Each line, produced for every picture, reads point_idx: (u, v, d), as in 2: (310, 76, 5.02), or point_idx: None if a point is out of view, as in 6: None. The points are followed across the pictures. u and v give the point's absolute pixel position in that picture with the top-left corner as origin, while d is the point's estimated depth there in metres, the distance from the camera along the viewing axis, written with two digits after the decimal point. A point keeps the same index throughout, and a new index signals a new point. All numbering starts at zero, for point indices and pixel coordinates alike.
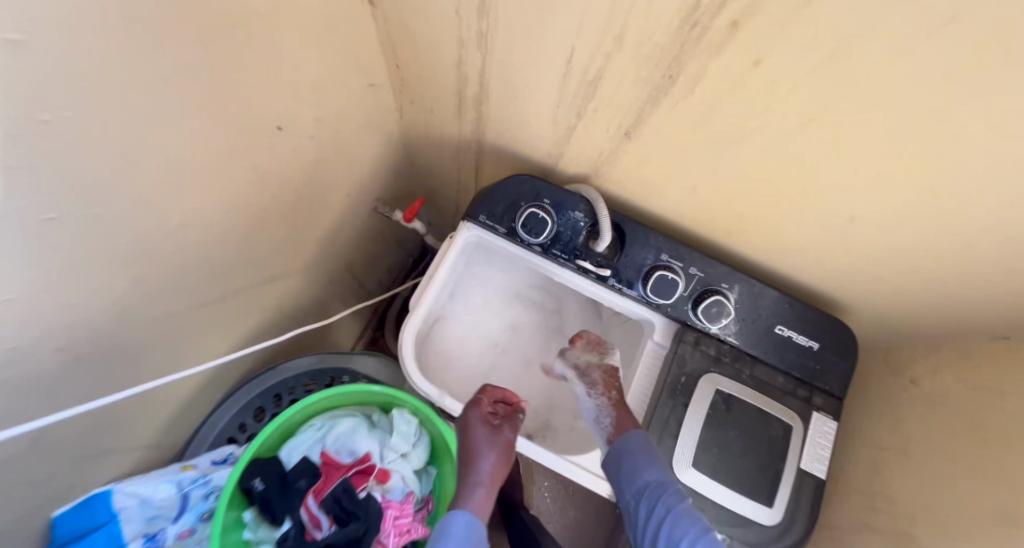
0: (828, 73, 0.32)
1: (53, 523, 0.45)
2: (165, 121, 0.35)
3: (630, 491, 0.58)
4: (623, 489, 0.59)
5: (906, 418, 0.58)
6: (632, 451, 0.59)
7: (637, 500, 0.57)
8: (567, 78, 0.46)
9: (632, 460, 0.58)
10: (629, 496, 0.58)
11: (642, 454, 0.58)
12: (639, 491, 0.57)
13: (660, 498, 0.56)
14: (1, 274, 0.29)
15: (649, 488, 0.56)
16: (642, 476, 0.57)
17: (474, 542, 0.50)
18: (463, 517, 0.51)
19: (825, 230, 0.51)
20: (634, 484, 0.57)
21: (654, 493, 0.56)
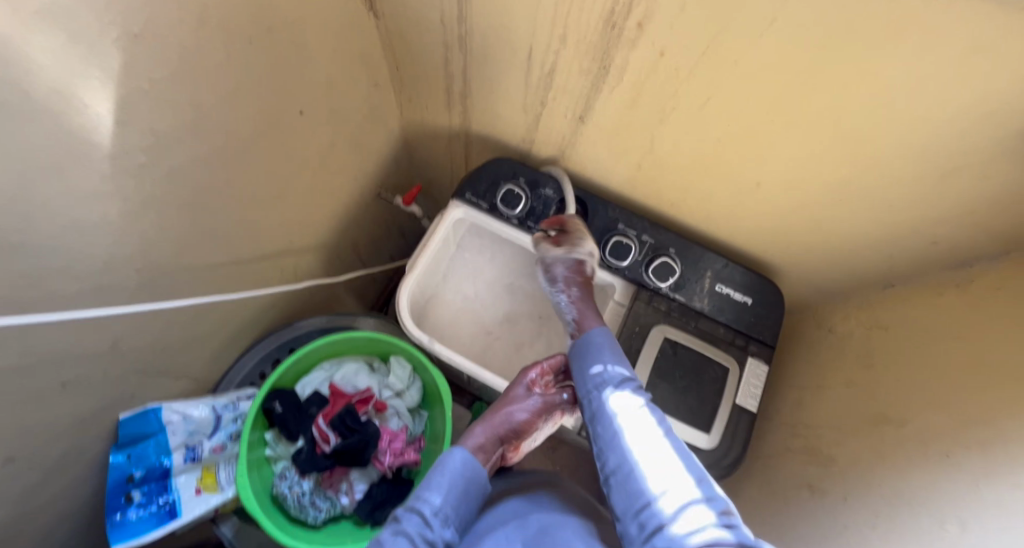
0: (711, 61, 0.44)
1: (121, 424, 0.55)
2: (223, 97, 0.46)
3: (596, 380, 0.57)
4: (588, 379, 0.58)
5: (822, 359, 0.69)
6: (605, 346, 0.60)
7: (600, 388, 0.56)
8: (530, 72, 0.58)
9: (604, 354, 0.59)
10: (592, 386, 0.57)
11: (613, 352, 0.60)
12: (605, 381, 0.56)
13: (626, 388, 0.55)
14: (111, 198, 0.40)
15: (617, 378, 0.56)
16: (610, 368, 0.58)
17: (468, 477, 0.54)
18: (461, 453, 0.55)
19: (745, 196, 0.62)
20: (602, 374, 0.57)
21: (623, 384, 0.55)
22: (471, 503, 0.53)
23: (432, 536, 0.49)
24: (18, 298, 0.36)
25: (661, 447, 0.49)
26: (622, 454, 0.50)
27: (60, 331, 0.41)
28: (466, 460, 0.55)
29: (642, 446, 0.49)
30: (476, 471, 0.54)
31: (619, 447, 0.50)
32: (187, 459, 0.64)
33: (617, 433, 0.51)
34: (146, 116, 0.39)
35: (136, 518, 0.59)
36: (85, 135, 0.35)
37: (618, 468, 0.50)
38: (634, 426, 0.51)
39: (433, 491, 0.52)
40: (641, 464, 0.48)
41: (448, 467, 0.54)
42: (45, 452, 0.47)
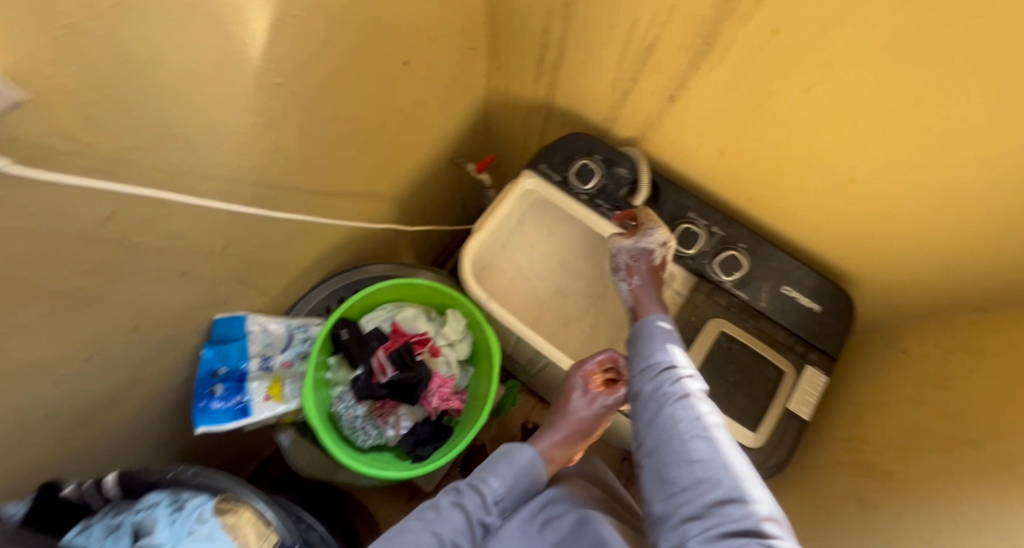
0: (825, 41, 0.43)
1: (214, 323, 0.62)
2: (349, 35, 0.50)
3: (641, 366, 0.55)
4: (635, 365, 0.56)
5: (889, 377, 0.65)
6: (657, 335, 0.58)
7: (643, 375, 0.54)
8: (629, 45, 0.59)
9: (657, 343, 0.57)
10: (637, 370, 0.55)
11: (666, 342, 0.57)
12: (652, 368, 0.54)
13: (670, 376, 0.51)
14: (247, 111, 0.45)
15: (663, 367, 0.53)
16: (658, 355, 0.55)
17: (532, 475, 0.56)
18: (530, 451, 0.57)
19: (835, 195, 0.60)
20: (649, 361, 0.55)
21: (665, 373, 0.52)
22: (523, 496, 0.56)
23: (482, 517, 0.51)
24: (168, 182, 0.42)
25: (693, 440, 0.44)
26: (656, 440, 0.47)
27: (190, 222, 0.48)
28: (532, 459, 0.56)
29: (673, 436, 0.45)
30: (538, 470, 0.56)
31: (654, 432, 0.48)
32: (262, 368, 0.69)
33: (653, 420, 0.49)
34: (288, 39, 0.44)
35: (218, 408, 0.65)
36: (243, 48, 0.40)
37: (648, 455, 0.47)
38: (670, 413, 0.47)
39: (493, 475, 0.54)
40: (670, 454, 0.45)
41: (515, 458, 0.55)
42: (157, 328, 0.54)
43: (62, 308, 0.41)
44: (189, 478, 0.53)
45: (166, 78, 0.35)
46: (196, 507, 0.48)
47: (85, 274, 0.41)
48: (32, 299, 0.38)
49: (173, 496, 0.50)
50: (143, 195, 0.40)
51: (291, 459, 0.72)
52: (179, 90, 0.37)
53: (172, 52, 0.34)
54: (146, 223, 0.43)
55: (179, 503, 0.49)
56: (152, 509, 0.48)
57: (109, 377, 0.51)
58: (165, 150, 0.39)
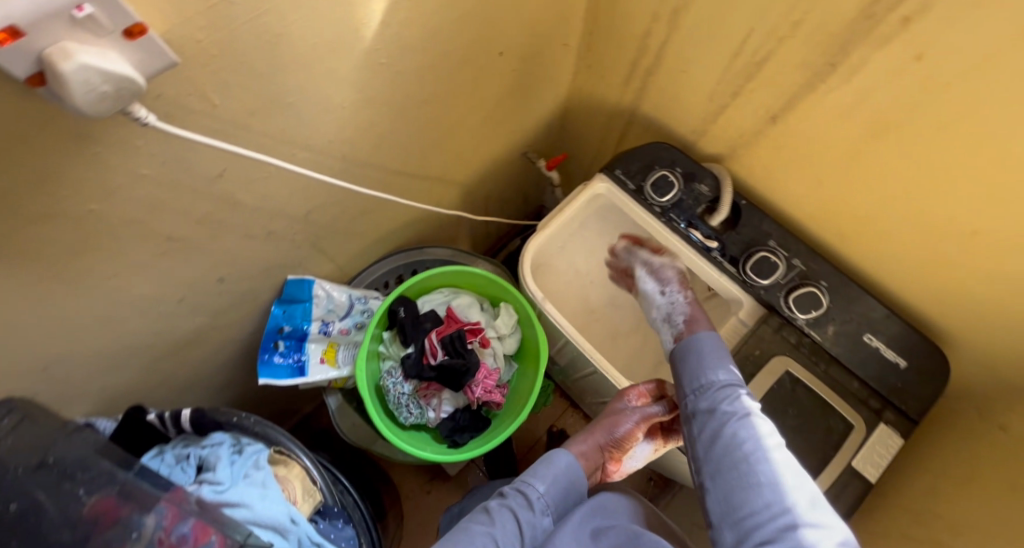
0: (977, 75, 0.39)
1: (287, 283, 0.65)
2: (455, 22, 0.51)
3: (691, 382, 0.53)
4: (685, 383, 0.54)
5: (976, 453, 0.59)
6: (708, 351, 0.54)
7: (696, 392, 0.52)
8: (738, 57, 0.56)
9: (706, 360, 0.54)
10: (688, 389, 0.53)
11: (717, 358, 0.54)
12: (703, 386, 0.52)
13: (723, 394, 0.50)
14: (351, 86, 0.46)
15: (715, 384, 0.51)
16: (708, 371, 0.53)
17: (573, 481, 0.52)
18: (569, 456, 0.53)
19: (947, 246, 0.54)
20: (701, 378, 0.52)
21: (720, 391, 0.50)
22: (568, 503, 0.52)
23: (533, 521, 0.49)
24: (274, 148, 0.45)
25: (757, 463, 0.43)
26: (717, 462, 0.45)
27: (284, 187, 0.50)
28: (573, 464, 0.53)
29: (733, 459, 0.44)
30: (579, 474, 0.53)
31: (713, 454, 0.46)
32: (321, 332, 0.72)
33: (709, 441, 0.47)
34: (401, 22, 0.44)
35: (278, 362, 0.68)
36: (359, 27, 0.41)
37: (707, 478, 0.46)
38: (731, 435, 0.46)
39: (539, 481, 0.51)
40: (733, 476, 0.43)
41: (557, 464, 0.52)
42: (240, 280, 0.58)
43: (168, 251, 0.45)
44: (251, 425, 0.53)
45: (289, 51, 0.37)
46: (254, 453, 0.52)
47: (192, 224, 0.44)
48: (145, 240, 0.42)
49: (234, 439, 0.54)
50: (251, 157, 0.43)
51: (336, 423, 0.75)
52: (298, 63, 0.38)
53: (298, 26, 0.35)
54: (249, 183, 0.46)
55: (239, 446, 0.53)
56: (216, 448, 0.52)
57: (194, 319, 0.56)
58: (276, 116, 0.41)
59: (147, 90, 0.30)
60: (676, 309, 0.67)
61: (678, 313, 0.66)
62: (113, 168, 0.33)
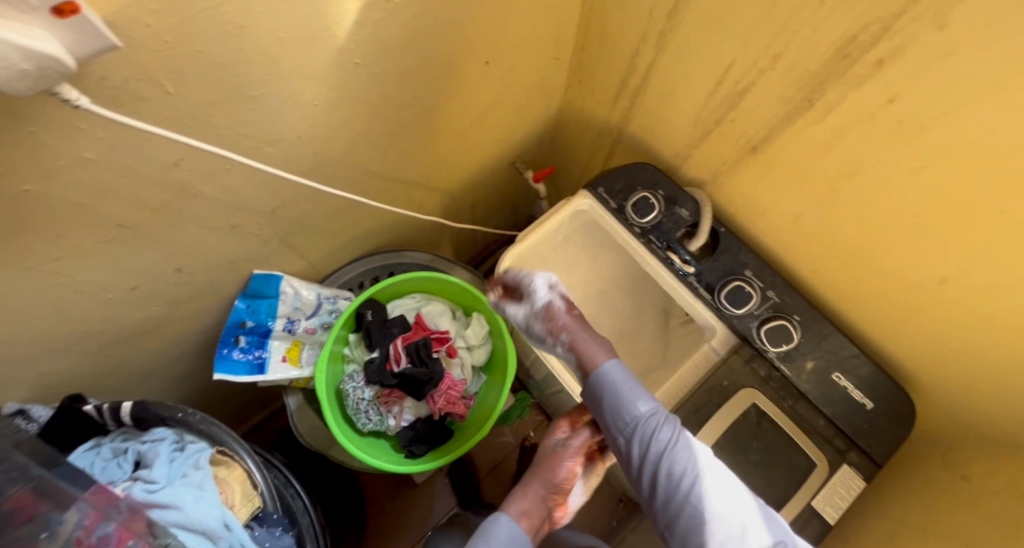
0: (946, 124, 0.39)
1: (253, 277, 0.63)
2: (437, 28, 0.50)
3: (617, 424, 0.49)
4: (610, 424, 0.50)
5: (937, 502, 0.58)
6: (625, 383, 0.50)
7: (626, 435, 0.48)
8: (721, 85, 0.56)
9: (625, 394, 0.50)
10: (616, 432, 0.49)
11: (632, 388, 0.50)
12: (632, 426, 0.48)
13: (652, 433, 0.47)
14: (322, 83, 0.45)
15: (640, 423, 0.48)
16: (630, 408, 0.49)
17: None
18: (507, 522, 0.46)
19: (916, 289, 0.54)
20: (626, 417, 0.49)
21: (648, 429, 0.48)
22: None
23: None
24: (237, 140, 0.44)
25: (704, 501, 0.44)
26: (667, 507, 0.46)
27: (250, 180, 0.49)
28: (515, 531, 0.46)
29: (683, 501, 0.45)
30: (525, 544, 0.45)
31: (662, 498, 0.46)
32: (286, 329, 0.71)
33: (655, 485, 0.47)
34: (376, 23, 0.44)
35: (237, 358, 0.67)
36: (331, 24, 0.40)
37: (666, 520, 0.47)
38: (675, 478, 0.46)
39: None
40: (686, 521, 0.45)
41: (496, 537, 0.45)
42: (202, 272, 0.57)
43: (119, 237, 0.44)
44: (195, 423, 0.52)
45: (252, 43, 0.36)
46: (195, 453, 0.50)
47: (146, 212, 0.43)
48: (93, 224, 0.40)
49: (178, 435, 0.52)
50: (211, 148, 0.42)
51: (294, 424, 0.73)
52: (264, 55, 0.38)
53: (262, 19, 0.34)
54: (210, 174, 0.45)
55: (182, 443, 0.52)
56: (156, 444, 0.51)
57: (149, 308, 0.55)
58: (237, 108, 0.40)
59: (89, 72, 0.29)
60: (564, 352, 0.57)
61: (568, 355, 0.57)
62: (52, 150, 0.32)
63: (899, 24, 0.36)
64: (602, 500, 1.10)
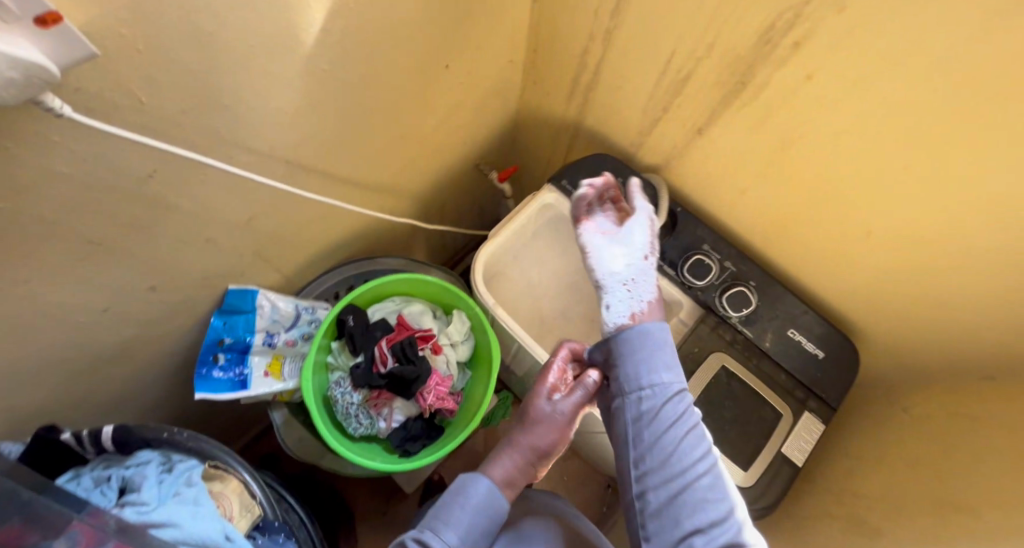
0: (855, 93, 0.45)
1: (228, 293, 0.63)
2: (398, 34, 0.53)
3: (643, 379, 0.48)
4: (633, 377, 0.48)
5: (886, 433, 0.65)
6: (663, 345, 0.49)
7: (648, 391, 0.47)
8: (664, 76, 0.61)
9: (658, 355, 0.48)
10: (637, 386, 0.48)
11: (669, 354, 0.49)
12: (657, 386, 0.47)
13: (677, 400, 0.46)
14: (291, 90, 0.47)
15: (670, 387, 0.47)
16: (663, 369, 0.48)
17: (489, 514, 0.49)
18: (484, 485, 0.50)
19: (849, 244, 0.61)
20: (655, 375, 0.47)
21: (672, 394, 0.46)
22: (484, 537, 0.49)
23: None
24: (210, 150, 0.44)
25: (704, 480, 0.43)
26: (664, 471, 0.44)
27: (223, 191, 0.49)
28: (491, 494, 0.49)
29: (685, 469, 0.43)
30: (499, 506, 0.49)
31: (660, 463, 0.44)
32: (265, 343, 0.70)
33: (657, 449, 0.45)
34: (342, 30, 0.46)
35: (218, 377, 0.66)
36: (300, 31, 0.42)
37: (653, 489, 0.44)
38: (682, 448, 0.44)
39: (446, 527, 0.47)
40: (679, 493, 0.43)
41: (472, 499, 0.49)
42: (177, 290, 0.56)
43: (91, 255, 0.43)
44: (183, 440, 0.51)
45: (223, 50, 0.37)
46: (187, 469, 0.49)
47: (118, 227, 0.43)
48: (64, 243, 0.40)
49: (165, 456, 0.51)
50: (185, 157, 0.42)
51: (282, 439, 0.72)
52: (235, 62, 0.39)
53: (233, 26, 0.36)
54: (183, 186, 0.45)
55: (170, 464, 0.50)
56: (142, 467, 0.49)
57: (122, 331, 0.53)
58: (212, 117, 0.41)
59: (65, 82, 0.29)
60: (642, 279, 0.57)
61: (643, 284, 0.57)
62: (26, 166, 0.32)
63: (809, 10, 0.42)
64: (591, 485, 1.13)
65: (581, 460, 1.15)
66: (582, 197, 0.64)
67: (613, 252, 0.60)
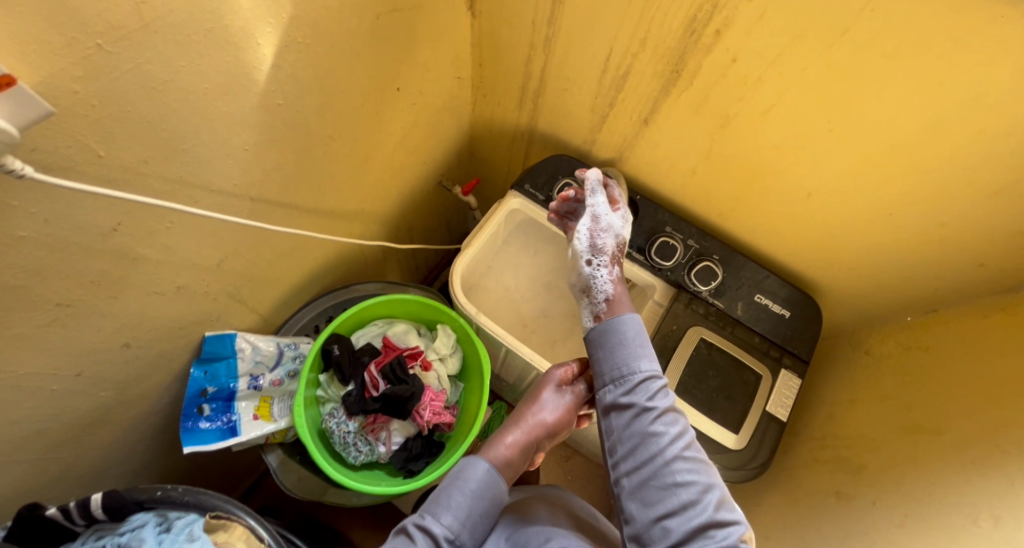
0: (777, 68, 0.50)
1: (205, 340, 0.61)
2: (348, 62, 0.54)
3: (608, 375, 0.52)
4: (600, 374, 0.52)
5: (856, 378, 0.70)
6: (628, 340, 0.52)
7: (613, 384, 0.51)
8: (605, 74, 0.65)
9: (623, 348, 0.52)
10: (603, 381, 0.52)
11: (634, 348, 0.52)
12: (620, 379, 0.50)
13: (642, 390, 0.49)
14: (249, 127, 0.47)
15: (633, 378, 0.50)
16: (625, 363, 0.51)
17: (488, 496, 0.50)
18: (484, 466, 0.51)
19: (795, 207, 0.66)
20: (618, 369, 0.51)
21: (636, 384, 0.49)
22: (484, 521, 0.49)
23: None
24: (175, 195, 0.44)
25: (675, 463, 0.44)
26: (632, 458, 0.47)
27: (191, 236, 0.49)
28: (489, 475, 0.50)
29: (653, 453, 0.45)
30: (497, 486, 0.51)
31: (630, 450, 0.47)
32: (251, 386, 0.69)
33: (625, 437, 0.48)
34: (293, 63, 0.47)
35: (206, 427, 0.65)
36: (252, 69, 0.43)
37: (627, 474, 0.47)
38: (647, 432, 0.46)
39: (445, 510, 0.48)
40: (649, 476, 0.45)
41: (470, 481, 0.50)
42: (152, 343, 0.54)
43: (60, 319, 0.42)
44: (180, 496, 0.50)
45: (178, 96, 0.38)
46: (186, 526, 0.47)
47: (87, 286, 0.42)
48: (32, 309, 0.38)
49: (161, 516, 0.49)
50: (149, 206, 0.42)
51: (280, 481, 0.70)
52: (190, 106, 0.39)
53: (185, 72, 0.37)
54: (149, 235, 0.44)
55: (168, 523, 0.48)
56: (137, 532, 0.47)
57: (98, 395, 0.51)
58: (174, 162, 0.42)
59: (20, 143, 0.29)
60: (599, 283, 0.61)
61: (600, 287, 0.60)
62: None
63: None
64: (595, 480, 1.14)
65: (582, 457, 1.17)
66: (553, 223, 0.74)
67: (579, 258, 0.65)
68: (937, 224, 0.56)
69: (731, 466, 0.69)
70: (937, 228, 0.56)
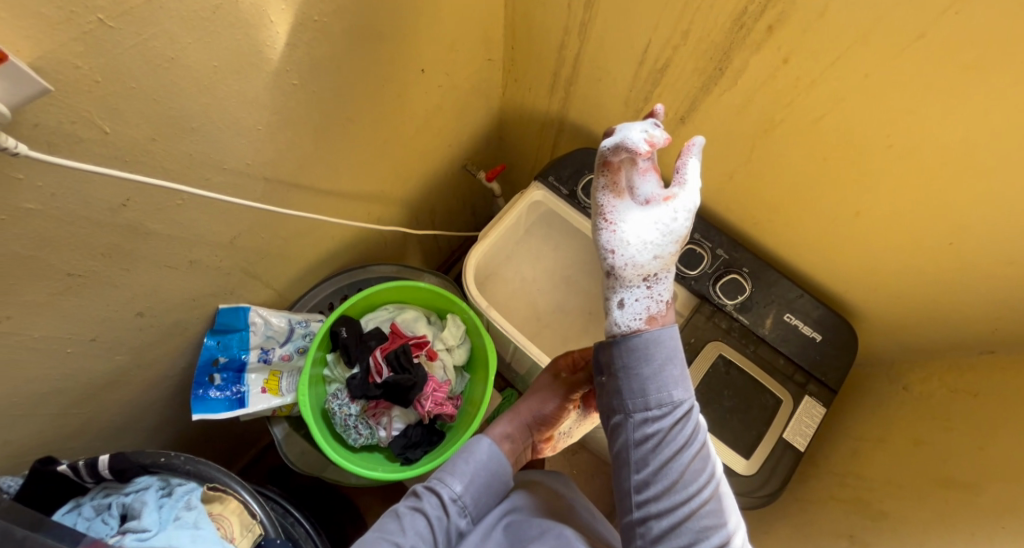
0: (834, 71, 0.44)
1: (219, 312, 0.62)
2: (369, 42, 0.52)
3: (650, 398, 0.41)
4: (639, 395, 0.41)
5: (889, 415, 0.65)
6: (675, 357, 0.41)
7: (656, 411, 0.41)
8: (642, 66, 0.60)
9: (670, 368, 0.41)
10: (643, 405, 0.41)
11: (680, 368, 0.41)
12: (665, 405, 0.40)
13: (687, 422, 0.40)
14: (262, 105, 0.46)
15: (681, 407, 0.40)
16: (672, 387, 0.41)
17: (493, 471, 0.49)
18: (487, 445, 0.50)
19: (840, 224, 0.60)
20: (664, 394, 0.41)
21: (683, 416, 0.40)
22: (489, 497, 0.49)
23: (446, 523, 0.46)
24: (185, 175, 0.44)
25: (712, 506, 0.39)
26: (668, 500, 0.39)
27: (202, 213, 0.49)
28: (495, 452, 0.50)
29: (690, 495, 0.39)
30: (503, 464, 0.50)
31: (665, 489, 0.40)
32: (260, 359, 0.71)
33: (662, 476, 0.40)
34: (308, 43, 0.45)
35: (215, 396, 0.67)
36: (264, 48, 0.41)
37: (657, 517, 0.40)
38: (688, 473, 0.39)
39: (454, 478, 0.48)
40: (687, 523, 0.38)
41: (475, 456, 0.49)
42: (165, 313, 0.56)
43: (72, 288, 0.43)
44: (181, 464, 0.51)
45: (185, 74, 0.37)
46: (186, 493, 0.49)
47: (97, 258, 0.42)
48: (43, 278, 0.39)
49: (164, 480, 0.51)
50: (158, 183, 0.42)
51: (284, 453, 0.73)
52: (199, 85, 0.38)
53: (193, 50, 0.36)
54: (158, 211, 0.44)
55: (170, 488, 0.50)
56: (142, 493, 0.49)
57: (112, 359, 0.53)
58: (182, 141, 0.41)
59: (22, 119, 0.29)
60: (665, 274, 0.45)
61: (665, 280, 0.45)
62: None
63: None
64: (600, 478, 1.13)
65: (588, 453, 1.15)
66: (623, 147, 0.41)
67: (643, 232, 0.43)
68: (1009, 259, 0.49)
69: (738, 492, 0.65)
70: (1008, 264, 0.49)
